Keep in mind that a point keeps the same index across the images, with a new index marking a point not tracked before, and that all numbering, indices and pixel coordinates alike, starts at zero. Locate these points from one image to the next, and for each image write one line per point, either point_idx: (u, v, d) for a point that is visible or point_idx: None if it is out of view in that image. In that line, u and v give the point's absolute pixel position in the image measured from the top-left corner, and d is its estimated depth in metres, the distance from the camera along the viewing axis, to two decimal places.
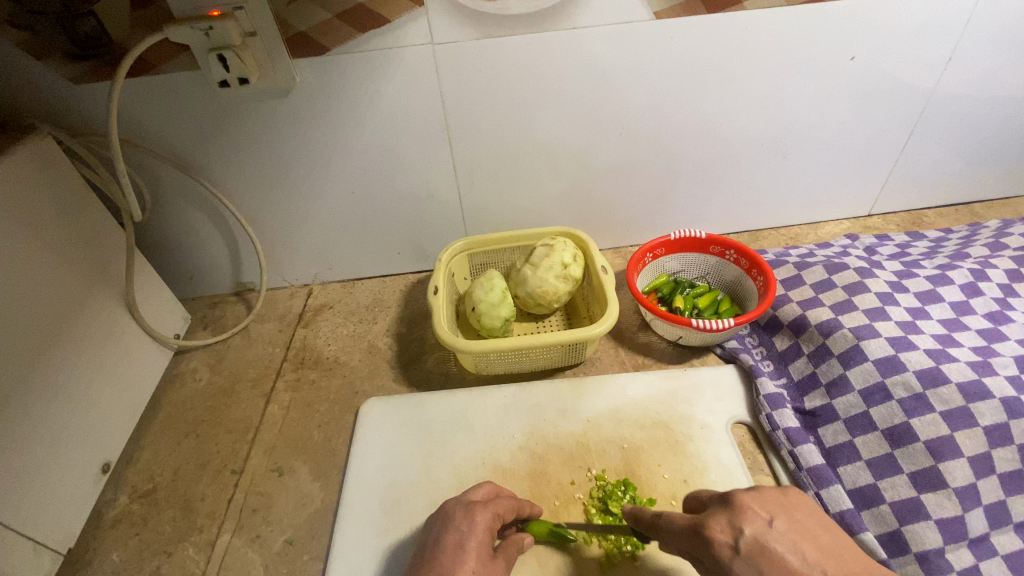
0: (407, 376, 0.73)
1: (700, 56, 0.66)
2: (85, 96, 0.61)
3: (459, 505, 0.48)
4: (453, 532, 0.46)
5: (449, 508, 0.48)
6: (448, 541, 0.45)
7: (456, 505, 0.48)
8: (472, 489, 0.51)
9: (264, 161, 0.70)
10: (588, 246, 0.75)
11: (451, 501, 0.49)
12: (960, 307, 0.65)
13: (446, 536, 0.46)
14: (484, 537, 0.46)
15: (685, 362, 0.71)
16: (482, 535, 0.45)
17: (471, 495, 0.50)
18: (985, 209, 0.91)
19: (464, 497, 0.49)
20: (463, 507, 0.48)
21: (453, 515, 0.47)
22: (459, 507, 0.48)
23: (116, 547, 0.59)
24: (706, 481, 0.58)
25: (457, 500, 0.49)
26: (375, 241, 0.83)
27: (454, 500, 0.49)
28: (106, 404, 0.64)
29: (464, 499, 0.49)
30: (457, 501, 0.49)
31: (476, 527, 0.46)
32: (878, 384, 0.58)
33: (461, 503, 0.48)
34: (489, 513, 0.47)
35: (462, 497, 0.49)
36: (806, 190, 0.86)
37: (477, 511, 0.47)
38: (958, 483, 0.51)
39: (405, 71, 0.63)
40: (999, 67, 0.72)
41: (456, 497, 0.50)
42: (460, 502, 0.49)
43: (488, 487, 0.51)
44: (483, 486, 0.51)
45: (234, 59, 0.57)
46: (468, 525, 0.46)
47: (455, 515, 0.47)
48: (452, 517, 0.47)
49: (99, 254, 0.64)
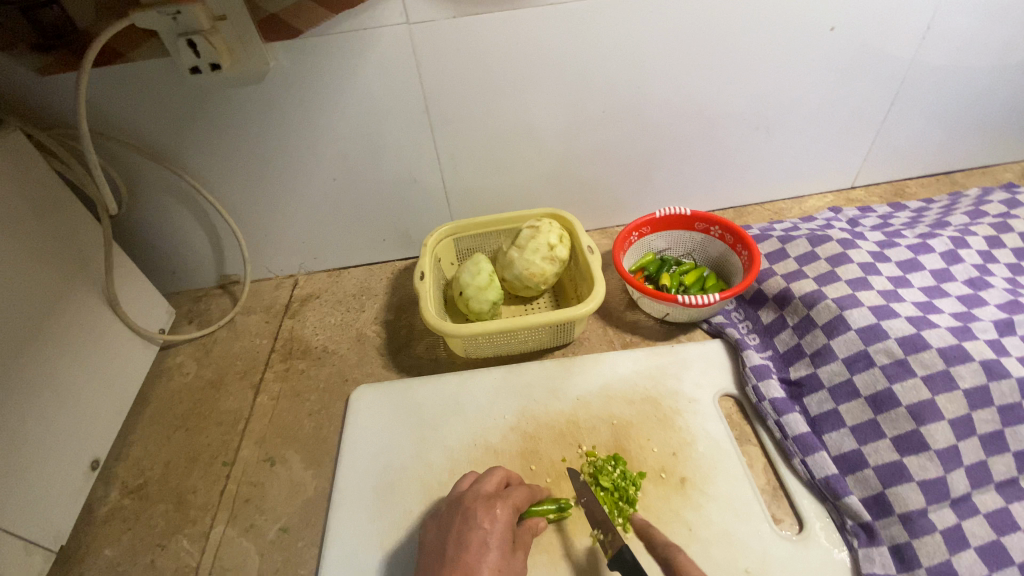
0: (397, 362, 0.73)
1: (679, 31, 0.66)
2: (54, 88, 0.60)
3: (478, 501, 0.47)
4: (475, 529, 0.44)
5: (466, 506, 0.47)
6: (470, 540, 0.44)
7: (474, 501, 0.47)
8: (484, 479, 0.50)
9: (242, 149, 0.69)
10: (574, 226, 0.75)
11: (467, 497, 0.48)
12: (941, 275, 0.66)
13: (468, 534, 0.44)
14: (504, 530, 0.45)
15: (673, 339, 0.72)
16: (503, 529, 0.45)
17: (485, 486, 0.49)
18: (965, 177, 0.92)
19: (480, 491, 0.48)
20: (482, 503, 0.47)
21: (473, 513, 0.46)
22: (478, 504, 0.47)
23: (109, 543, 0.59)
24: (695, 454, 0.58)
25: (474, 495, 0.48)
26: (360, 228, 0.82)
27: (471, 495, 0.48)
28: (92, 401, 0.63)
29: (480, 494, 0.48)
30: (474, 497, 0.48)
31: (498, 522, 0.45)
32: (861, 352, 0.59)
33: (480, 499, 0.47)
34: (508, 507, 0.47)
35: (479, 490, 0.48)
36: (789, 164, 0.86)
37: (497, 507, 0.47)
38: (939, 445, 0.53)
39: (382, 53, 0.62)
40: (976, 36, 0.72)
41: (472, 492, 0.48)
42: (478, 497, 0.48)
43: (500, 474, 0.51)
44: (495, 474, 0.50)
45: (204, 43, 0.55)
46: (490, 521, 0.45)
47: (475, 511, 0.46)
48: (472, 514, 0.46)
49: (75, 249, 0.63)
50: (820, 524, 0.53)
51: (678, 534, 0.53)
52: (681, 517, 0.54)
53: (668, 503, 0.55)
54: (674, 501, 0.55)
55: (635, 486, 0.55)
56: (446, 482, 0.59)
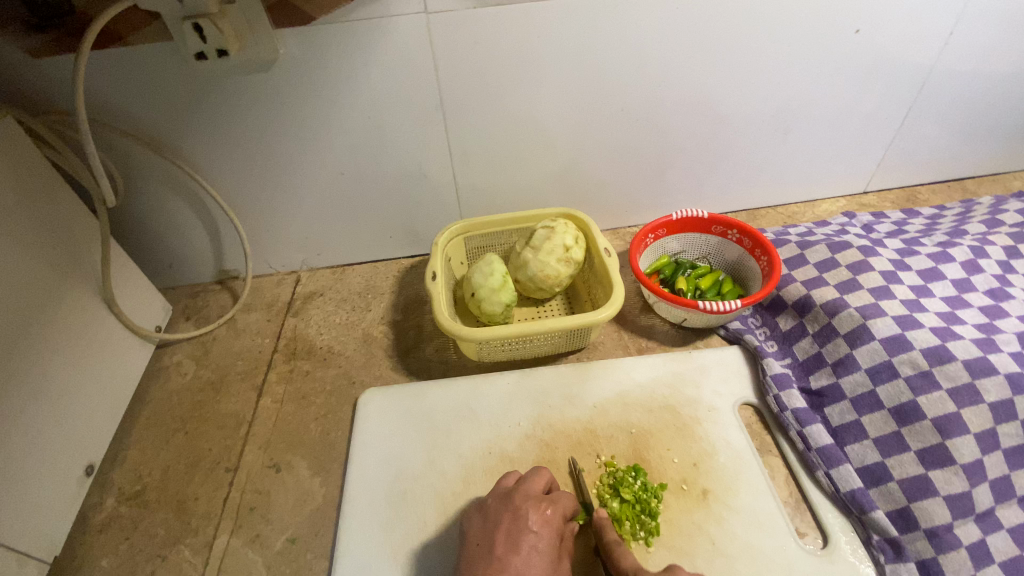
0: (405, 365, 0.71)
1: (703, 27, 0.64)
2: (47, 71, 0.56)
3: (529, 502, 0.46)
4: (526, 534, 0.44)
5: (516, 505, 0.46)
6: (520, 543, 0.43)
7: (525, 501, 0.46)
8: (535, 478, 0.49)
9: (246, 141, 0.66)
10: (589, 228, 0.73)
11: (517, 495, 0.47)
12: (962, 285, 0.65)
13: (519, 537, 0.44)
14: (552, 536, 0.45)
15: (689, 344, 0.71)
16: (552, 535, 0.45)
17: (534, 486, 0.48)
18: (976, 185, 0.92)
19: (531, 491, 0.48)
20: (533, 505, 0.46)
21: (523, 515, 0.45)
22: (529, 505, 0.46)
23: (106, 553, 0.56)
24: (716, 465, 0.57)
25: (524, 494, 0.47)
26: (366, 225, 0.79)
27: (523, 494, 0.47)
28: (88, 402, 0.60)
29: (531, 494, 0.47)
30: (525, 496, 0.47)
31: (548, 528, 0.45)
32: (885, 363, 0.58)
33: (531, 500, 0.47)
34: (557, 513, 0.46)
35: (529, 490, 0.48)
36: (804, 167, 0.85)
37: (548, 511, 0.46)
38: (965, 460, 0.52)
39: (397, 44, 0.60)
40: (997, 43, 0.71)
41: (522, 491, 0.48)
42: (529, 498, 0.47)
43: (549, 477, 0.50)
44: (545, 476, 0.49)
45: (212, 27, 0.52)
46: (540, 525, 0.45)
47: (527, 513, 0.45)
48: (522, 516, 0.45)
49: (70, 244, 0.60)
50: (845, 539, 0.53)
51: (702, 549, 0.52)
52: (704, 530, 0.53)
53: (691, 517, 0.54)
54: (697, 514, 0.54)
55: (656, 498, 0.53)
56: (460, 492, 0.57)
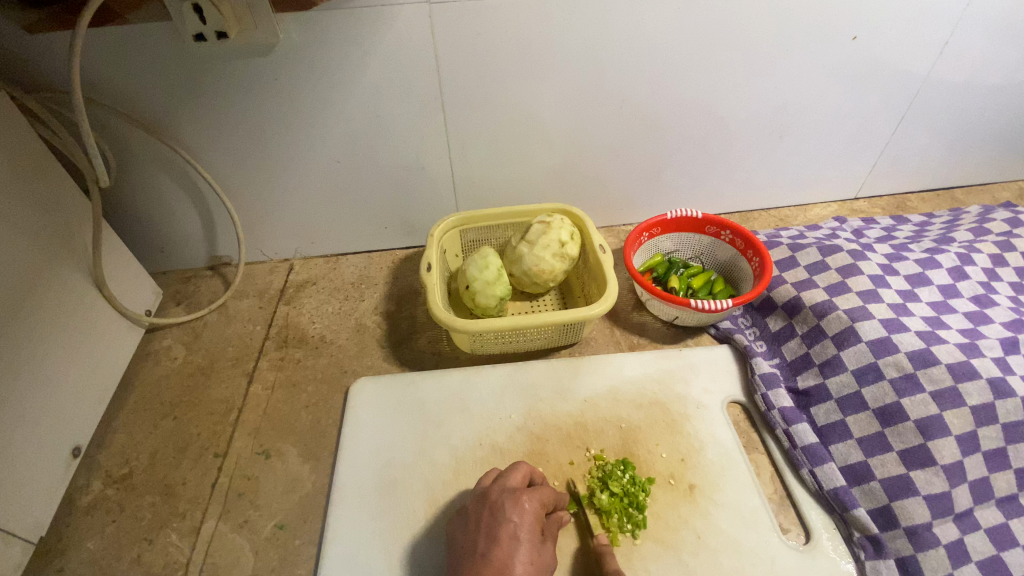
0: (398, 355, 0.71)
1: (704, 27, 0.64)
2: (42, 47, 0.55)
3: (505, 494, 0.47)
4: (505, 523, 0.44)
5: (494, 500, 0.47)
6: (501, 534, 0.44)
7: (502, 494, 0.47)
8: (510, 473, 0.49)
9: (243, 126, 0.66)
10: (585, 224, 0.73)
11: (493, 491, 0.48)
12: (948, 291, 0.67)
13: (498, 528, 0.44)
14: (533, 522, 0.45)
15: (680, 342, 0.71)
16: (532, 521, 0.45)
17: (510, 480, 0.49)
18: (965, 194, 0.93)
19: (506, 484, 0.48)
20: (510, 496, 0.46)
21: (501, 506, 0.46)
22: (505, 497, 0.46)
23: (91, 536, 0.56)
24: (704, 461, 0.58)
25: (501, 488, 0.48)
26: (362, 215, 0.79)
27: (498, 489, 0.47)
28: (75, 384, 0.60)
29: (506, 487, 0.48)
30: (501, 490, 0.47)
31: (527, 514, 0.45)
32: (871, 365, 0.59)
33: (507, 492, 0.47)
34: (535, 501, 0.47)
35: (506, 484, 0.48)
36: (798, 171, 0.86)
37: (526, 499, 0.46)
38: (946, 461, 0.53)
39: (398, 34, 0.60)
40: (991, 54, 0.73)
41: (497, 486, 0.48)
42: (505, 490, 0.47)
43: (524, 470, 0.50)
44: (521, 470, 0.50)
45: (211, 9, 0.53)
46: (519, 514, 0.45)
47: (503, 505, 0.46)
48: (500, 509, 0.45)
49: (61, 224, 0.59)
50: (827, 536, 0.54)
51: (687, 542, 0.52)
52: (690, 524, 0.54)
53: (677, 511, 0.54)
54: (683, 509, 0.55)
55: (643, 492, 0.54)
56: (450, 481, 0.57)
